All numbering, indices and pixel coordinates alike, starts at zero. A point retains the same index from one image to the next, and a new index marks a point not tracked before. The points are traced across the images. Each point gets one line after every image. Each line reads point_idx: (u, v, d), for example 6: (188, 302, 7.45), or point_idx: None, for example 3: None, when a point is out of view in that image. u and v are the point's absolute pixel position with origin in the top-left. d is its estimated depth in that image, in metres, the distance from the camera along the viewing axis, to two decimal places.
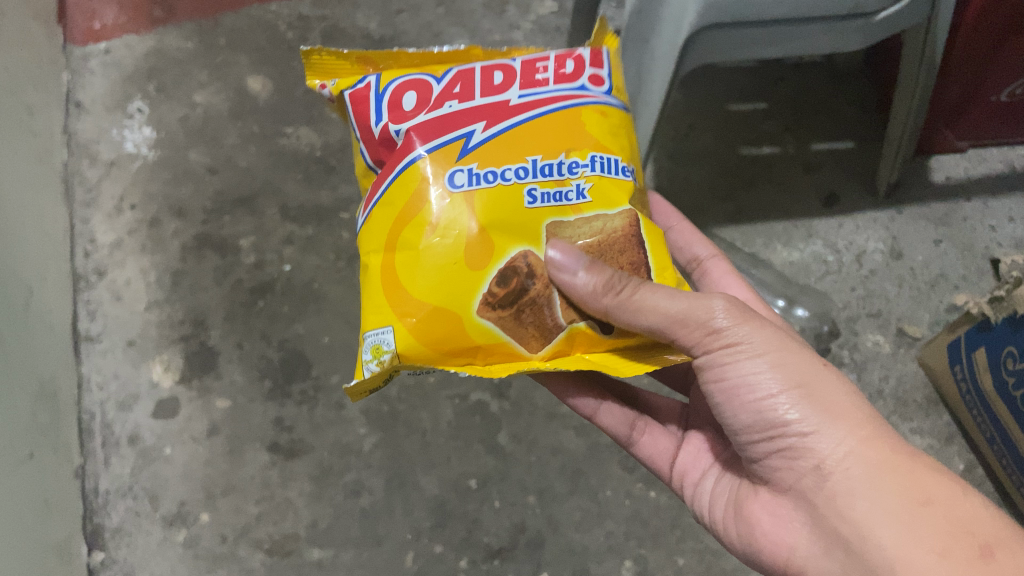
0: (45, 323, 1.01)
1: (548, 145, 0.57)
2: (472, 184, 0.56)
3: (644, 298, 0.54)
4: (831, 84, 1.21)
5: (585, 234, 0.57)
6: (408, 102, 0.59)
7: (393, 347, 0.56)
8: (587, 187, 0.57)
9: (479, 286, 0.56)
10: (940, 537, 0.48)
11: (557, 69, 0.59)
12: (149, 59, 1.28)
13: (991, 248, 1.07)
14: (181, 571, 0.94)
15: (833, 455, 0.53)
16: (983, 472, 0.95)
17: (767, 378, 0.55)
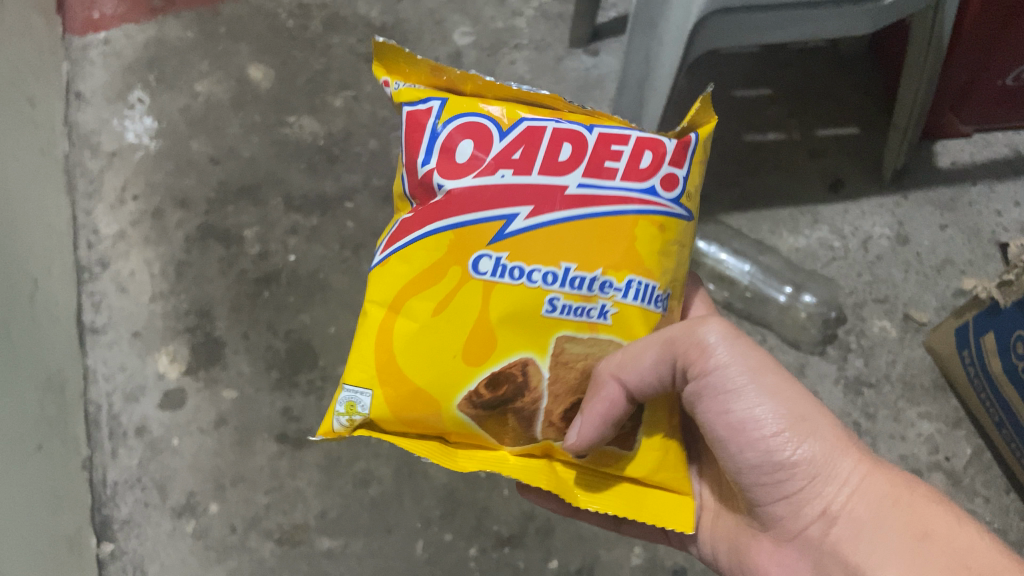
0: (51, 316, 1.00)
1: (588, 255, 0.54)
2: (494, 275, 0.54)
3: (633, 369, 0.53)
4: (836, 69, 1.21)
5: (593, 355, 0.56)
6: (459, 151, 0.55)
7: (368, 411, 0.57)
8: (611, 310, 0.54)
9: (467, 382, 0.55)
10: (943, 572, 0.45)
11: (630, 162, 0.54)
12: (149, 48, 1.27)
13: (997, 232, 1.08)
14: (191, 562, 0.94)
15: (839, 498, 0.50)
16: (991, 456, 0.95)
17: (768, 417, 0.51)
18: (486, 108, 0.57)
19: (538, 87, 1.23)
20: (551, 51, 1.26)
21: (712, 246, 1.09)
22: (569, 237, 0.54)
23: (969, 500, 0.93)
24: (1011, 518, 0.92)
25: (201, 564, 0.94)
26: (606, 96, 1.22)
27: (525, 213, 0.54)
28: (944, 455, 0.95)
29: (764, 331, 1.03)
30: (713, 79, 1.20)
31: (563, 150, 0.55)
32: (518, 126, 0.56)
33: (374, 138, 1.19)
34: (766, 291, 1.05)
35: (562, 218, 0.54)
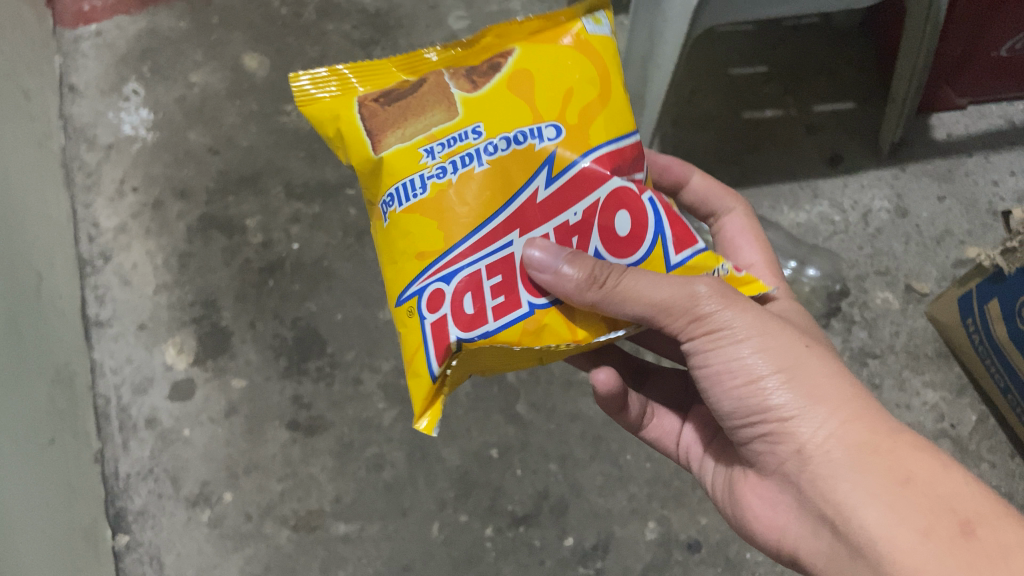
0: (56, 309, 1.00)
1: (455, 211, 0.53)
2: (502, 142, 0.53)
3: (629, 286, 0.50)
4: (830, 46, 1.22)
5: (407, 129, 0.55)
6: (624, 219, 0.52)
7: (578, 30, 0.56)
8: (422, 176, 0.54)
9: (487, 84, 0.55)
10: (924, 516, 0.45)
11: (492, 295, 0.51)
12: (142, 40, 1.26)
13: (994, 202, 1.09)
14: (208, 550, 0.94)
15: (813, 443, 0.50)
16: (996, 422, 0.97)
17: (751, 363, 0.52)
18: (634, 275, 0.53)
19: None
20: None
21: None
22: (444, 205, 0.53)
23: (976, 466, 0.94)
24: (1017, 483, 0.94)
25: (218, 552, 0.94)
26: None
27: (541, 198, 0.53)
28: (949, 423, 0.97)
29: None
30: (710, 58, 1.21)
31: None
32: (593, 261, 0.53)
33: None
34: None
35: (509, 205, 0.53)
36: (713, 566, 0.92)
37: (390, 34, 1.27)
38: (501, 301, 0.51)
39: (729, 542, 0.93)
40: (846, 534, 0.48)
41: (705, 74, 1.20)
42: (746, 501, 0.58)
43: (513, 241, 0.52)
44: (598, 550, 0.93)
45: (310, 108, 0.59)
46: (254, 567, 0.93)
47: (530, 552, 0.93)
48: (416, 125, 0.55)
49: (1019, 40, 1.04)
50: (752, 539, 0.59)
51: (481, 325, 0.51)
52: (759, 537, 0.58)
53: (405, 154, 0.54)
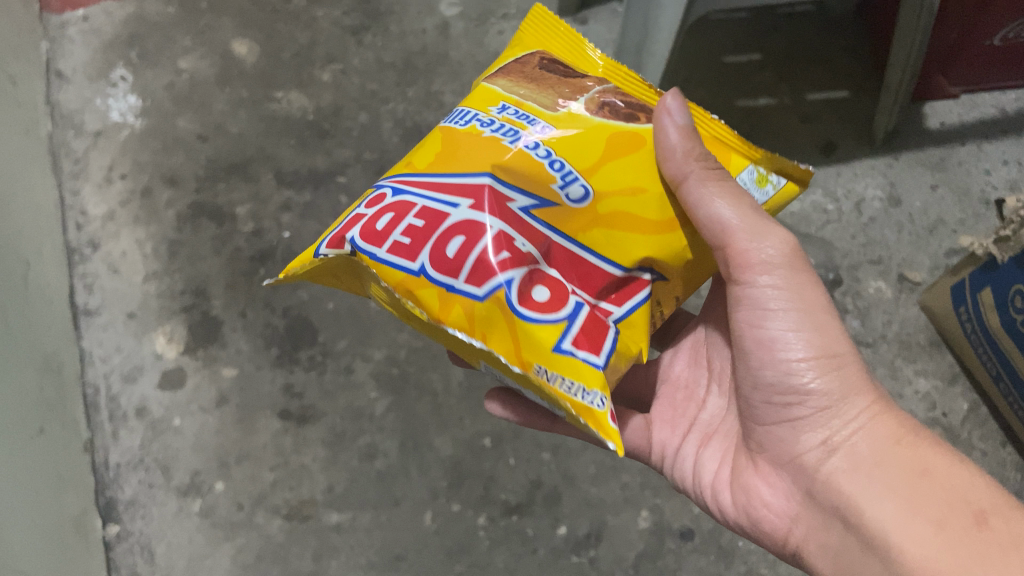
0: (45, 298, 0.99)
1: (454, 162, 0.51)
2: (543, 156, 0.51)
3: (719, 193, 0.52)
4: (823, 34, 1.21)
5: (523, 86, 0.56)
6: (543, 294, 0.48)
7: (746, 168, 0.57)
8: (483, 119, 0.54)
9: (618, 121, 0.54)
10: (939, 507, 0.48)
11: (403, 231, 0.49)
12: (129, 25, 1.24)
13: (987, 191, 1.09)
14: (199, 540, 0.94)
15: (844, 431, 0.54)
16: (987, 410, 0.97)
17: (800, 338, 0.54)
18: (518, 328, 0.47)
19: None
20: None
21: None
22: (454, 155, 0.52)
23: (967, 455, 0.95)
24: (1009, 471, 0.94)
25: (209, 542, 0.94)
26: None
27: (511, 206, 0.49)
28: (941, 412, 0.97)
29: None
30: (703, 46, 1.20)
31: (471, 256, 0.48)
32: (499, 283, 0.47)
33: (364, 112, 1.18)
34: None
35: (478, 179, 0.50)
36: (705, 555, 0.92)
37: (381, 20, 1.25)
38: (403, 242, 0.49)
39: (722, 531, 0.93)
40: (859, 524, 0.51)
41: (699, 62, 1.19)
42: (751, 488, 0.59)
43: (458, 205, 0.49)
44: (591, 539, 0.93)
45: (530, 15, 0.61)
46: (245, 557, 0.93)
47: (522, 541, 0.93)
48: (524, 89, 0.56)
49: (1012, 29, 1.04)
50: (749, 530, 0.60)
51: (374, 245, 0.49)
52: (762, 530, 0.59)
53: (490, 96, 0.56)
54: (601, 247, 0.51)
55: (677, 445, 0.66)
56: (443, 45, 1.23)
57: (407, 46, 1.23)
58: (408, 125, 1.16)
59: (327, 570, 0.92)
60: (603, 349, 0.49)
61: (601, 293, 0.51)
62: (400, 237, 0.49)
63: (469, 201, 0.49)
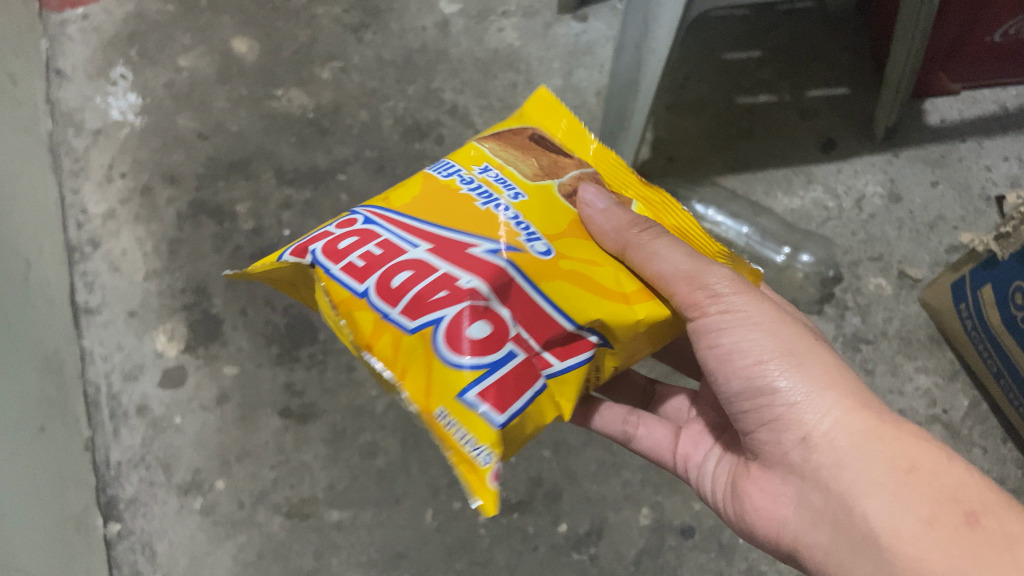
0: (45, 296, 0.99)
1: (428, 211, 0.51)
2: (515, 221, 0.50)
3: (660, 246, 0.52)
4: (824, 30, 1.21)
5: (510, 155, 0.56)
6: (477, 331, 0.45)
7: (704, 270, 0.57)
8: (465, 176, 0.54)
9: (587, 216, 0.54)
10: (928, 505, 0.45)
11: (359, 258, 0.49)
12: (129, 23, 1.24)
13: (987, 187, 1.09)
14: (200, 538, 0.94)
15: (821, 427, 0.49)
16: (987, 407, 0.97)
17: (759, 344, 0.52)
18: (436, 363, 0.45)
19: (528, 54, 1.22)
20: (540, 17, 1.25)
21: (708, 211, 1.09)
22: (437, 204, 0.52)
23: (968, 451, 0.95)
24: (1009, 468, 0.94)
25: (211, 540, 0.94)
26: (597, 61, 1.21)
27: (473, 250, 0.48)
28: (941, 408, 0.97)
29: None
30: (704, 43, 1.20)
31: (413, 289, 0.47)
32: (427, 321, 0.46)
33: (364, 110, 1.18)
34: (765, 252, 1.07)
35: (450, 232, 0.50)
36: (706, 552, 0.92)
37: (381, 18, 1.25)
38: (357, 264, 0.49)
39: (722, 528, 0.93)
40: (848, 524, 0.47)
41: (699, 59, 1.19)
42: (746, 494, 0.56)
43: (418, 247, 0.49)
44: (591, 536, 0.93)
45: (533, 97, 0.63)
46: (247, 554, 0.93)
47: (523, 539, 0.93)
48: (509, 155, 0.56)
49: (1012, 25, 1.04)
50: (751, 536, 0.57)
51: (331, 260, 0.49)
52: (759, 533, 0.56)
53: (474, 158, 0.56)
54: (558, 297, 0.48)
55: (690, 448, 0.66)
56: (443, 43, 1.23)
57: (407, 44, 1.23)
58: (408, 122, 1.16)
59: (328, 568, 0.92)
60: (512, 406, 0.45)
61: (545, 343, 0.47)
62: (355, 261, 0.49)
63: (428, 246, 0.49)
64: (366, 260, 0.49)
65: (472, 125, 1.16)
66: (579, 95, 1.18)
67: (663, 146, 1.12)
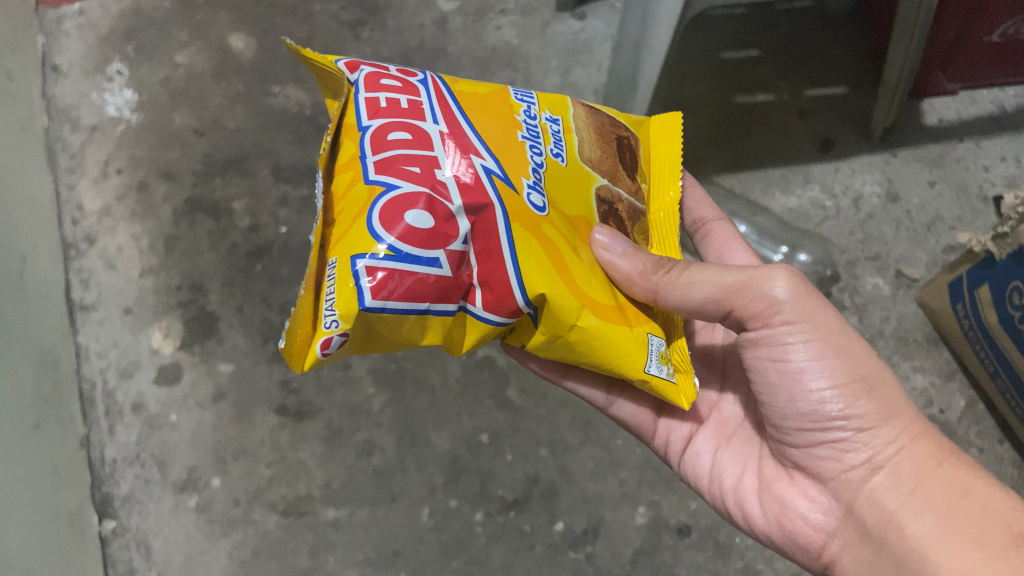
0: (40, 293, 0.99)
1: (479, 112, 0.53)
2: (537, 189, 0.51)
3: (693, 276, 0.55)
4: (822, 29, 1.21)
5: (586, 139, 0.58)
6: (418, 218, 0.45)
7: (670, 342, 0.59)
8: (534, 115, 0.56)
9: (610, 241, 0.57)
10: (979, 526, 0.50)
11: (393, 103, 0.49)
12: (126, 19, 1.24)
13: (985, 187, 1.09)
14: (196, 536, 0.94)
15: (885, 453, 0.55)
16: (983, 407, 0.97)
17: (830, 367, 0.56)
18: (359, 219, 0.45)
19: (526, 52, 1.21)
20: (538, 15, 1.25)
21: None
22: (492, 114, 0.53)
23: (965, 451, 0.95)
24: (1005, 468, 0.94)
25: (206, 538, 0.94)
26: (595, 59, 1.20)
27: (475, 160, 0.49)
28: (938, 408, 0.97)
29: None
30: (702, 42, 1.20)
31: (401, 150, 0.47)
32: (384, 179, 0.45)
33: None
34: (763, 252, 1.06)
35: (478, 138, 0.51)
36: (703, 550, 0.92)
37: (379, 15, 1.25)
38: (381, 102, 0.49)
39: (719, 527, 0.93)
40: (899, 540, 0.53)
41: (698, 57, 1.19)
42: (787, 500, 0.60)
43: (437, 125, 0.49)
44: (588, 535, 0.93)
45: (667, 118, 0.67)
46: (243, 553, 0.93)
47: (519, 537, 0.93)
48: (585, 134, 0.59)
49: (1011, 26, 1.03)
50: (779, 539, 0.61)
51: (367, 83, 0.50)
52: (795, 539, 0.60)
53: (554, 107, 0.58)
54: (521, 253, 0.49)
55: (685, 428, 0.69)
56: (441, 41, 1.23)
57: (405, 41, 1.22)
58: None
59: (324, 566, 0.92)
60: (390, 302, 0.44)
61: (480, 281, 0.49)
62: (383, 101, 0.49)
63: (444, 130, 0.49)
64: (387, 106, 0.49)
65: None
66: (577, 94, 1.18)
67: None
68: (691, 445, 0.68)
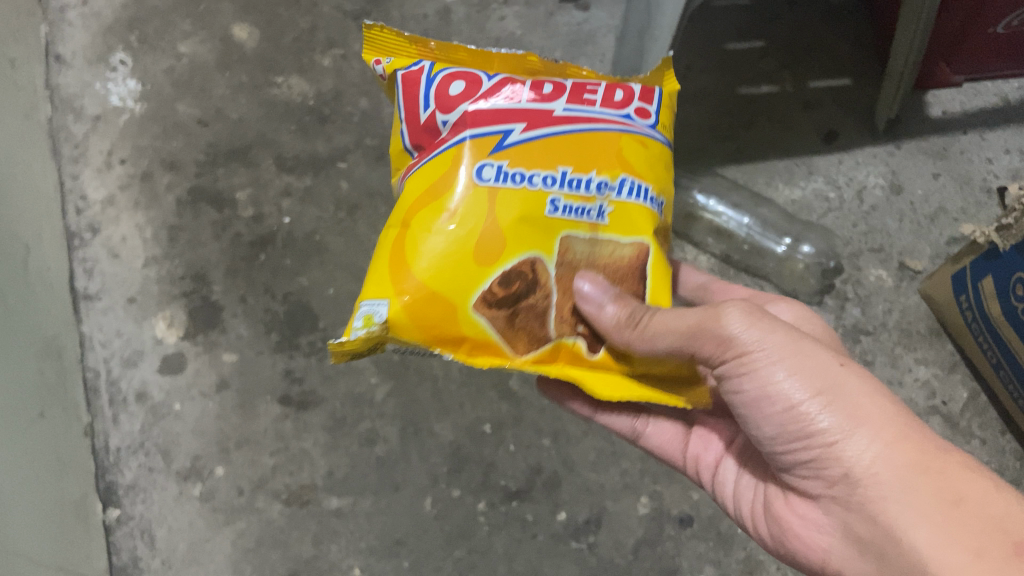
0: (45, 282, 0.99)
1: (577, 159, 0.56)
2: (499, 180, 0.56)
3: (657, 323, 0.54)
4: (827, 21, 1.21)
5: (596, 255, 0.57)
6: (455, 85, 0.58)
7: (384, 319, 0.53)
8: (608, 210, 0.56)
9: (478, 286, 0.55)
10: (971, 538, 0.44)
11: (604, 95, 0.58)
12: (129, 9, 1.24)
13: (989, 179, 1.09)
14: (200, 524, 0.94)
15: (862, 462, 0.49)
16: (986, 399, 0.97)
17: (787, 386, 0.51)
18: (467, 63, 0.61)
19: (530, 43, 1.21)
20: (542, 5, 1.24)
21: (711, 201, 1.09)
22: (543, 146, 0.56)
23: (967, 443, 0.95)
24: (1007, 459, 0.95)
25: (210, 526, 0.94)
26: (599, 51, 1.20)
27: (520, 128, 0.57)
28: (941, 400, 0.97)
29: (762, 283, 1.04)
30: (706, 33, 1.20)
31: (521, 88, 0.58)
32: (496, 78, 0.59)
33: (365, 97, 1.17)
34: (765, 242, 1.07)
35: (566, 126, 0.57)
36: (704, 541, 0.92)
37: (382, 5, 1.24)
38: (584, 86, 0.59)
39: (721, 517, 0.93)
40: (895, 559, 0.47)
41: (702, 49, 1.19)
42: (785, 524, 0.58)
43: (555, 109, 0.57)
44: (590, 525, 0.93)
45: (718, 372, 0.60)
46: (246, 541, 0.93)
47: (522, 527, 0.93)
48: (599, 248, 0.57)
49: (1016, 17, 1.03)
50: (792, 559, 0.59)
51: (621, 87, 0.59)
52: (803, 558, 0.57)
53: (626, 220, 0.57)
54: (433, 162, 0.58)
55: (698, 449, 0.68)
56: (444, 31, 1.22)
57: (408, 31, 1.22)
58: None
59: (327, 555, 0.93)
60: (400, 89, 0.60)
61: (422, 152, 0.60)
62: (608, 96, 0.58)
63: (555, 110, 0.57)
64: (596, 90, 0.59)
65: None
66: None
67: None
68: (719, 470, 0.67)
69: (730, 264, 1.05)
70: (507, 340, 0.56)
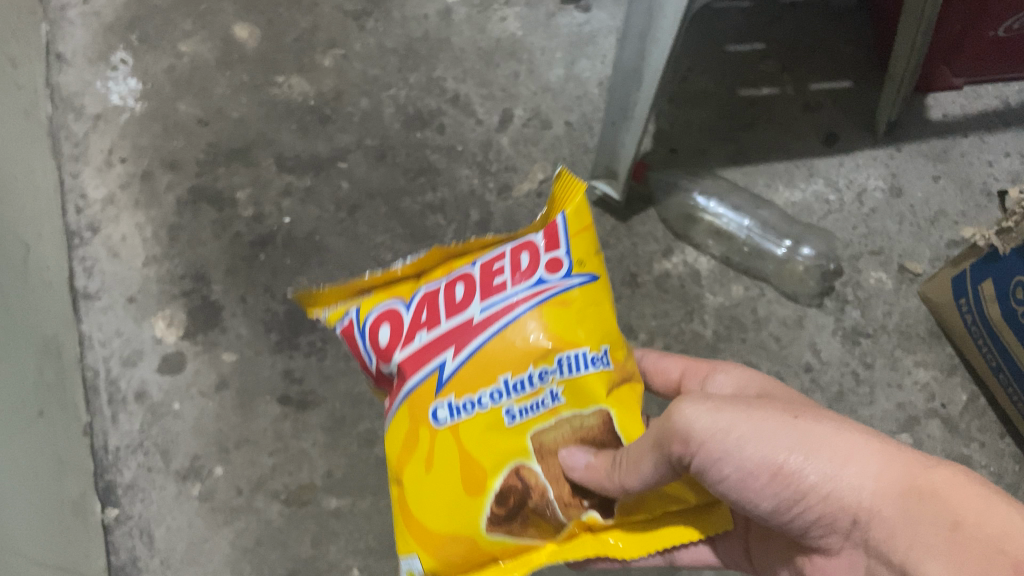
0: (44, 281, 0.99)
1: (515, 359, 0.53)
2: (452, 417, 0.53)
3: (631, 479, 0.51)
4: (828, 23, 1.21)
5: (562, 433, 0.54)
6: (385, 331, 0.56)
7: (421, 572, 0.55)
8: (559, 390, 0.53)
9: (480, 508, 0.53)
10: (975, 563, 0.40)
11: (512, 269, 0.55)
12: (130, 8, 1.23)
13: (989, 182, 1.09)
14: (199, 524, 0.94)
15: (862, 507, 0.46)
16: (985, 401, 0.98)
17: (759, 455, 0.48)
18: (394, 294, 0.58)
19: (531, 44, 1.21)
20: (543, 6, 1.24)
21: (710, 202, 1.09)
22: (479, 362, 0.53)
23: (966, 446, 0.96)
24: (1005, 461, 0.95)
25: (209, 526, 0.94)
26: (600, 52, 1.20)
27: (450, 356, 0.54)
28: (939, 403, 0.98)
29: (762, 285, 1.04)
30: (707, 34, 1.20)
31: (449, 301, 0.56)
32: (417, 302, 0.57)
33: (366, 97, 1.17)
34: (765, 245, 1.06)
35: (491, 328, 0.54)
36: None
37: (383, 5, 1.24)
38: (503, 273, 0.56)
39: None
40: None
41: (703, 50, 1.19)
42: None
43: (473, 312, 0.55)
44: None
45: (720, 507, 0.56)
46: (245, 541, 0.94)
47: None
48: (568, 423, 0.54)
49: (1017, 21, 1.03)
50: None
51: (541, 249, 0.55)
52: None
53: (580, 394, 0.54)
54: (398, 416, 0.56)
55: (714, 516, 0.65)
56: (445, 31, 1.22)
57: (409, 31, 1.22)
58: (410, 111, 1.16)
59: (326, 555, 0.93)
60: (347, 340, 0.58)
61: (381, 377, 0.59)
62: (517, 265, 0.55)
63: (473, 315, 0.54)
64: (504, 263, 0.56)
65: (474, 115, 1.16)
66: (581, 86, 1.18)
67: (665, 139, 1.12)
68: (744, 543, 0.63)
69: (731, 265, 1.05)
70: (521, 534, 0.54)
